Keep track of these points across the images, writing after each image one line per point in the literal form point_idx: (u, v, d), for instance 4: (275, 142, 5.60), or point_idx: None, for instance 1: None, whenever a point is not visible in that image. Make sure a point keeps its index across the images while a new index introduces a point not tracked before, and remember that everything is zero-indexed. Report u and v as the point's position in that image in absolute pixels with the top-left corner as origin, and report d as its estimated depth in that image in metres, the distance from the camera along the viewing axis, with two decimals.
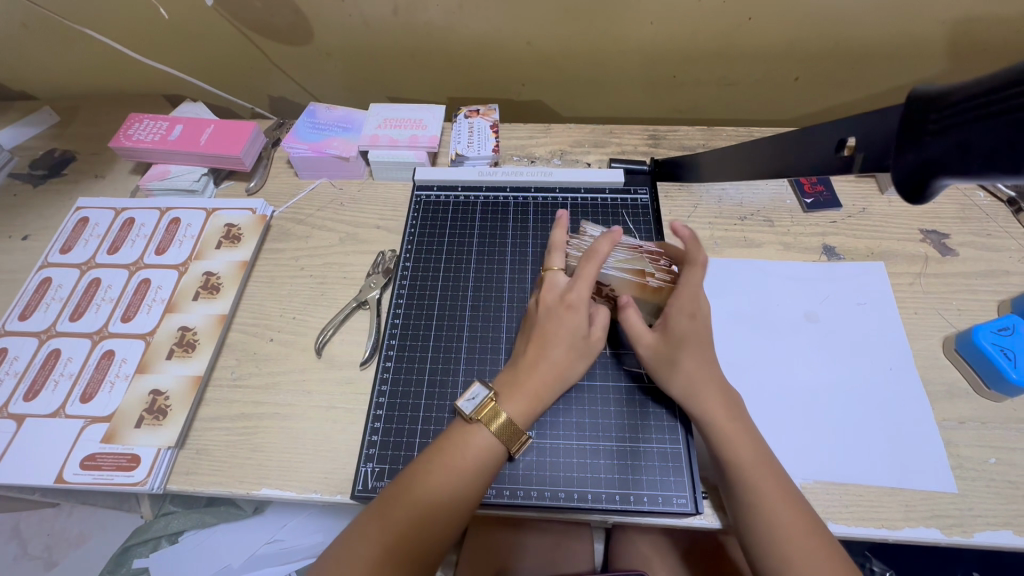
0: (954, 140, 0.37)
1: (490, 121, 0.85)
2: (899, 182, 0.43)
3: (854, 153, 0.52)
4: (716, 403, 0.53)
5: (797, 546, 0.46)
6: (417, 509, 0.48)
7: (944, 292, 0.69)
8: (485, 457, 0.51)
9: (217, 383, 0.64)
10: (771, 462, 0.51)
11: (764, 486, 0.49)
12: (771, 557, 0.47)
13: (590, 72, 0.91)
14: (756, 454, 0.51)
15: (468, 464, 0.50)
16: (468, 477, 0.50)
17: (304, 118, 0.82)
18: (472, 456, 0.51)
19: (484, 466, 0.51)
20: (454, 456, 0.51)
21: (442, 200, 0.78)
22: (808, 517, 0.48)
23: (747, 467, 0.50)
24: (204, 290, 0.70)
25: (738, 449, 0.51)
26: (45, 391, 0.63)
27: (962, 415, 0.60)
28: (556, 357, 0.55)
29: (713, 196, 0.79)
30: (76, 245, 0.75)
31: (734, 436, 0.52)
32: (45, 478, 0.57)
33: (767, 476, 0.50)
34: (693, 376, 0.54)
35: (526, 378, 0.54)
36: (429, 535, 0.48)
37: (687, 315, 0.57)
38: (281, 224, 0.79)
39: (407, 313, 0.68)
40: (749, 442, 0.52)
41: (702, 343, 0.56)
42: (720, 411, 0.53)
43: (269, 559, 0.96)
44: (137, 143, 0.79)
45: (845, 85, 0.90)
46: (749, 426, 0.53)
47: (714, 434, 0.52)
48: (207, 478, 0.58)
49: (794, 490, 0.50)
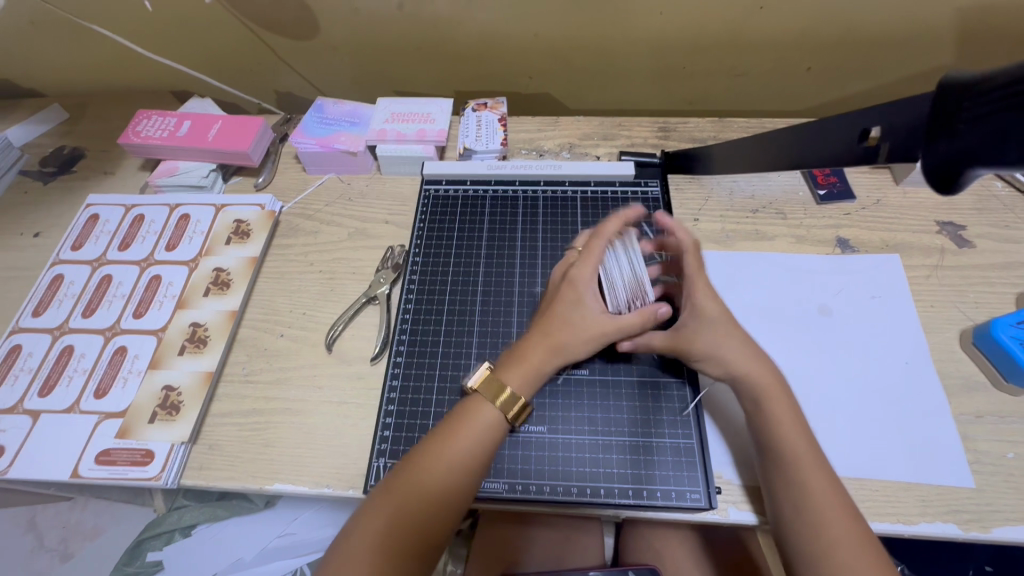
0: (989, 128, 0.36)
1: (498, 114, 0.84)
2: (929, 172, 0.42)
3: (878, 143, 0.51)
4: (767, 386, 0.53)
5: (842, 530, 0.46)
6: (406, 497, 0.47)
7: (961, 284, 0.68)
8: (480, 437, 0.51)
9: (228, 378, 0.65)
10: (814, 444, 0.51)
11: (809, 469, 0.49)
12: (815, 539, 0.46)
13: (598, 64, 0.90)
14: (802, 434, 0.50)
15: (458, 445, 0.50)
16: (457, 458, 0.49)
17: (312, 112, 0.82)
18: (461, 435, 0.50)
19: (475, 445, 0.50)
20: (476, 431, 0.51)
21: (451, 194, 0.78)
22: (847, 502, 0.47)
23: (795, 449, 0.49)
24: (214, 287, 0.70)
25: (784, 430, 0.51)
26: (59, 387, 0.63)
27: (980, 409, 0.59)
28: (565, 341, 0.54)
29: (724, 187, 0.78)
30: (87, 241, 0.76)
31: (783, 415, 0.51)
32: (61, 474, 0.57)
33: (811, 459, 0.49)
34: (735, 354, 0.54)
35: (525, 350, 0.55)
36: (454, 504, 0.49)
37: (708, 299, 0.55)
38: (290, 220, 0.79)
39: (417, 308, 0.68)
40: (797, 421, 0.51)
41: (728, 325, 0.55)
42: (772, 388, 0.52)
43: (280, 552, 0.98)
44: (146, 140, 0.79)
45: (858, 74, 0.88)
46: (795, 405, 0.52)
47: (765, 412, 0.52)
48: (220, 473, 0.59)
49: (834, 474, 0.49)
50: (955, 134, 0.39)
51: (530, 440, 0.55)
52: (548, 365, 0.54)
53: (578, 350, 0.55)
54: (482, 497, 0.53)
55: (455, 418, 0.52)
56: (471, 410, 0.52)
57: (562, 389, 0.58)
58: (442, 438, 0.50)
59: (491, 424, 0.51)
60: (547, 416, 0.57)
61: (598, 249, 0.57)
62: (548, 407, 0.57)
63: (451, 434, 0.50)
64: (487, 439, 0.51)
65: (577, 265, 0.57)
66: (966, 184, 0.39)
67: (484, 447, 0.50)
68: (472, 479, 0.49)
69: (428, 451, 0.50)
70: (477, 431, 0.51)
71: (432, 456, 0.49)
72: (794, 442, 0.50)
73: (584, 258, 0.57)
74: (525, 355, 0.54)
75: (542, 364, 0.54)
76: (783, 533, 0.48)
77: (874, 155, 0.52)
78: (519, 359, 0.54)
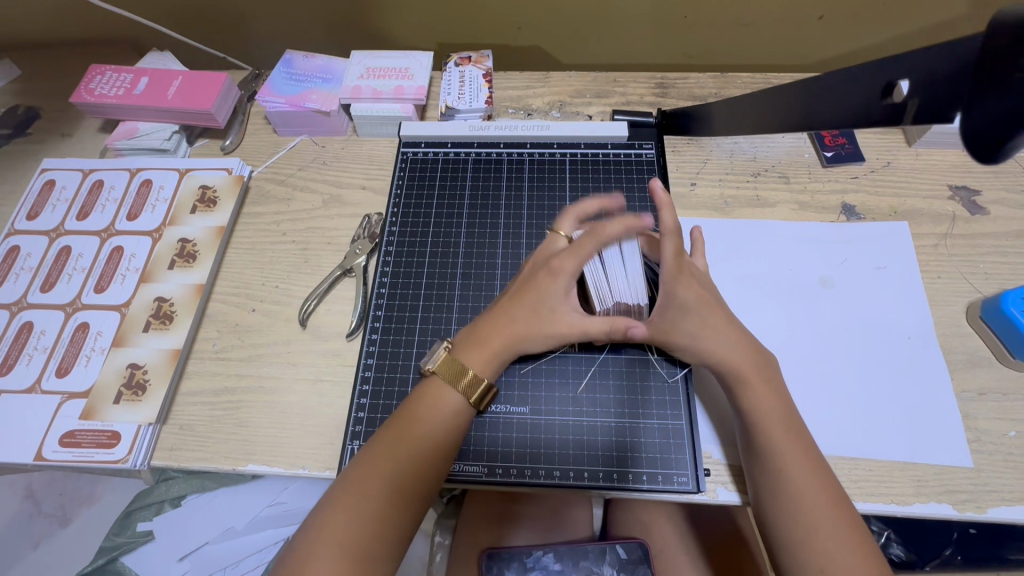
0: None
1: (483, 69, 0.78)
2: (968, 133, 0.39)
3: (905, 100, 0.47)
4: (749, 364, 0.50)
5: (820, 514, 0.44)
6: (370, 482, 0.45)
7: (971, 254, 0.64)
8: (447, 419, 0.48)
9: (199, 355, 0.62)
10: (798, 426, 0.49)
11: (793, 454, 0.46)
12: (793, 524, 0.45)
13: (592, 12, 0.84)
14: (783, 416, 0.48)
15: (418, 430, 0.47)
16: (419, 438, 0.47)
17: (281, 68, 0.75)
18: (419, 415, 0.48)
19: (438, 426, 0.48)
20: (439, 403, 0.49)
21: (431, 157, 0.72)
22: (835, 489, 0.45)
23: (775, 431, 0.47)
24: (179, 259, 0.66)
25: (765, 414, 0.48)
26: (19, 366, 0.60)
27: (983, 386, 0.57)
28: (524, 330, 0.51)
29: (724, 149, 0.73)
30: (44, 210, 0.71)
31: (763, 399, 0.49)
32: (24, 456, 0.55)
33: (792, 441, 0.47)
34: (715, 336, 0.51)
35: (487, 334, 0.51)
36: (417, 476, 0.46)
37: (688, 285, 0.51)
38: (260, 185, 0.74)
39: (393, 282, 0.64)
40: (779, 404, 0.49)
41: (712, 308, 0.51)
42: (752, 372, 0.50)
43: (270, 521, 1.00)
44: (100, 98, 0.73)
45: (871, 21, 0.82)
46: (779, 387, 0.50)
47: (743, 396, 0.49)
48: (192, 454, 0.57)
49: (821, 459, 0.47)
50: (1008, 93, 0.35)
51: (512, 422, 0.52)
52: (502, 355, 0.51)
53: (535, 340, 0.52)
54: (459, 480, 0.50)
55: (411, 402, 0.50)
56: (432, 390, 0.50)
57: (545, 367, 0.55)
58: (402, 421, 0.48)
59: (455, 405, 0.49)
60: (528, 397, 0.53)
61: (591, 245, 0.50)
62: (530, 387, 0.54)
63: (412, 417, 0.48)
64: (450, 421, 0.48)
65: (562, 256, 0.51)
66: (1009, 153, 0.36)
67: (447, 430, 0.48)
68: (439, 453, 0.47)
69: (387, 437, 0.48)
70: (437, 413, 0.48)
71: (391, 444, 0.47)
72: (773, 424, 0.48)
73: (571, 250, 0.51)
74: (488, 342, 0.51)
75: (501, 353, 0.51)
76: (765, 518, 0.47)
77: (901, 113, 0.48)
78: (481, 350, 0.51)
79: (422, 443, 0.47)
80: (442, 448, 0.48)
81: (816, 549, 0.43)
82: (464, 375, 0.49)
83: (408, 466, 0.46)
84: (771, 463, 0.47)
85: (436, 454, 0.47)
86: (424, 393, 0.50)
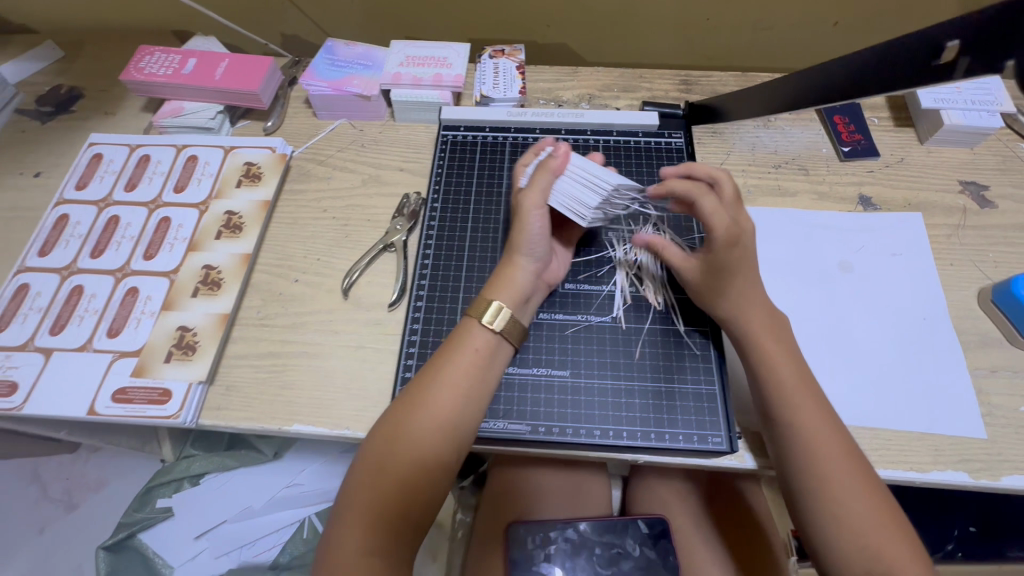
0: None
1: (516, 62, 0.82)
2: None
3: (955, 58, 0.48)
4: (762, 323, 0.52)
5: (834, 463, 0.47)
6: (421, 416, 0.50)
7: (981, 244, 0.68)
8: (470, 363, 0.52)
9: (244, 321, 0.64)
10: (809, 382, 0.51)
11: (806, 408, 0.49)
12: (807, 472, 0.47)
13: (620, 13, 0.88)
14: (795, 370, 0.51)
15: (457, 366, 0.51)
16: (462, 373, 0.51)
17: (323, 54, 0.79)
18: (457, 353, 0.52)
19: (474, 362, 0.52)
20: (468, 337, 0.53)
21: (469, 140, 0.75)
22: (846, 441, 0.48)
23: (788, 387, 0.50)
24: (226, 230, 0.69)
25: (777, 370, 0.51)
26: (70, 326, 0.62)
27: (994, 364, 0.60)
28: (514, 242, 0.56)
29: (746, 142, 0.77)
30: (92, 181, 0.73)
31: (777, 356, 0.51)
32: (78, 410, 0.57)
33: (805, 396, 0.50)
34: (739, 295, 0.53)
35: (501, 269, 0.56)
36: (463, 410, 0.50)
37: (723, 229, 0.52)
38: (301, 164, 0.76)
39: (436, 255, 0.67)
40: (790, 358, 0.51)
41: (743, 270, 0.53)
42: (764, 330, 0.52)
43: (289, 502, 1.00)
44: (149, 76, 0.75)
45: (883, 28, 0.87)
46: (790, 343, 0.53)
47: (755, 354, 0.52)
48: (239, 414, 0.59)
49: (833, 413, 0.50)
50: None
51: (554, 384, 0.55)
52: (519, 271, 0.56)
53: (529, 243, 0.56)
54: (503, 438, 0.53)
55: (449, 340, 0.54)
56: (459, 331, 0.54)
57: (584, 335, 0.58)
58: (442, 358, 0.52)
59: (487, 341, 0.53)
60: (568, 361, 0.56)
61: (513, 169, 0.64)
62: (571, 352, 0.57)
63: (438, 365, 0.52)
64: (484, 355, 0.52)
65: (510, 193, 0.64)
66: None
67: (482, 364, 0.52)
68: (481, 385, 0.52)
69: (415, 386, 0.52)
70: (470, 347, 0.52)
71: (437, 379, 0.51)
72: (787, 380, 0.50)
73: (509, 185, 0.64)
74: (504, 278, 0.55)
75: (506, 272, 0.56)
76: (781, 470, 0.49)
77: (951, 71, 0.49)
78: (499, 282, 0.55)
79: (453, 384, 0.51)
80: (467, 394, 0.51)
81: (829, 495, 0.46)
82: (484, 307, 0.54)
83: (434, 413, 0.50)
84: (785, 414, 0.49)
85: (477, 388, 0.52)
86: (456, 335, 0.54)
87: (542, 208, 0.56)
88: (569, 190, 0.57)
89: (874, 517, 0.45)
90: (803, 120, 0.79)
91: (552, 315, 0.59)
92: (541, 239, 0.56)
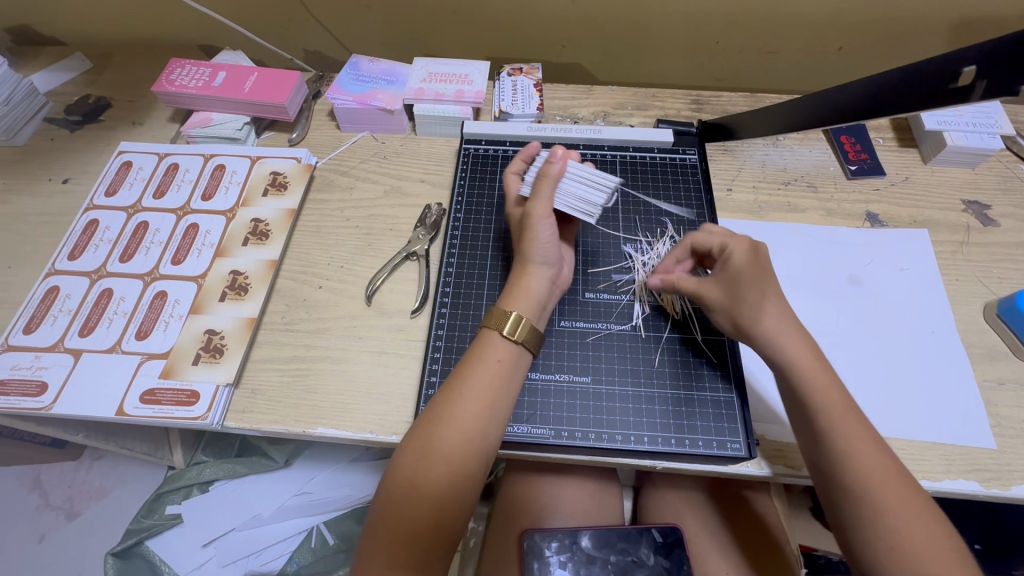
0: None
1: (533, 80, 0.85)
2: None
3: (972, 82, 0.50)
4: (798, 346, 0.51)
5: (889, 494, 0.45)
6: (449, 431, 0.50)
7: (986, 261, 0.70)
8: (493, 374, 0.53)
9: (269, 326, 0.65)
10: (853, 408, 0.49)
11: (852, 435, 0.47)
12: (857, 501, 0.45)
13: (633, 36, 0.92)
14: (885, 466, 0.46)
15: (482, 382, 0.52)
16: (486, 389, 0.52)
17: (348, 70, 0.81)
18: (480, 367, 0.53)
19: (498, 378, 0.53)
20: (488, 353, 0.54)
21: (491, 153, 0.78)
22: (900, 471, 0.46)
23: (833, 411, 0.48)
24: (253, 237, 0.71)
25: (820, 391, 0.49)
26: (99, 328, 0.64)
27: (1002, 376, 0.61)
28: (529, 253, 0.58)
29: (756, 160, 0.79)
30: (121, 188, 0.75)
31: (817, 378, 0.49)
32: (107, 410, 0.58)
33: (850, 421, 0.48)
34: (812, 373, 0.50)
35: (517, 280, 0.58)
36: (488, 425, 0.51)
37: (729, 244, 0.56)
38: (325, 175, 0.78)
39: (460, 263, 0.69)
40: (876, 450, 0.46)
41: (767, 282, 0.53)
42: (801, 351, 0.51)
43: (296, 510, 0.99)
44: (180, 89, 0.78)
45: (884, 53, 0.91)
46: (872, 429, 0.48)
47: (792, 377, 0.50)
48: (263, 417, 0.59)
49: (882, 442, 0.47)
50: None
51: (576, 390, 0.57)
52: (535, 282, 0.57)
53: (542, 254, 0.58)
54: (527, 442, 0.55)
55: (470, 353, 0.55)
56: (478, 343, 0.55)
57: (605, 343, 0.60)
58: (466, 373, 0.53)
59: (508, 355, 0.54)
60: (590, 368, 0.59)
61: (511, 178, 0.65)
62: (592, 359, 0.59)
63: (461, 379, 0.52)
64: (507, 370, 0.53)
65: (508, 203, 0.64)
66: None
67: (504, 379, 0.53)
68: (505, 401, 0.53)
69: (439, 401, 0.52)
70: (492, 361, 0.53)
71: (464, 395, 0.51)
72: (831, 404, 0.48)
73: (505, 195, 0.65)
74: (519, 287, 0.57)
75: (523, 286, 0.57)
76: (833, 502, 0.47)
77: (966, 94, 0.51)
78: (516, 292, 0.57)
79: (478, 400, 0.51)
80: (492, 404, 0.52)
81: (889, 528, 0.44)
82: (505, 321, 0.55)
83: (461, 428, 0.50)
84: (873, 509, 0.44)
85: (501, 402, 0.52)
86: (476, 351, 0.54)
87: (550, 216, 0.57)
88: (572, 190, 0.59)
89: (938, 549, 0.42)
90: (810, 140, 0.81)
91: (573, 323, 0.62)
92: (552, 247, 0.58)
